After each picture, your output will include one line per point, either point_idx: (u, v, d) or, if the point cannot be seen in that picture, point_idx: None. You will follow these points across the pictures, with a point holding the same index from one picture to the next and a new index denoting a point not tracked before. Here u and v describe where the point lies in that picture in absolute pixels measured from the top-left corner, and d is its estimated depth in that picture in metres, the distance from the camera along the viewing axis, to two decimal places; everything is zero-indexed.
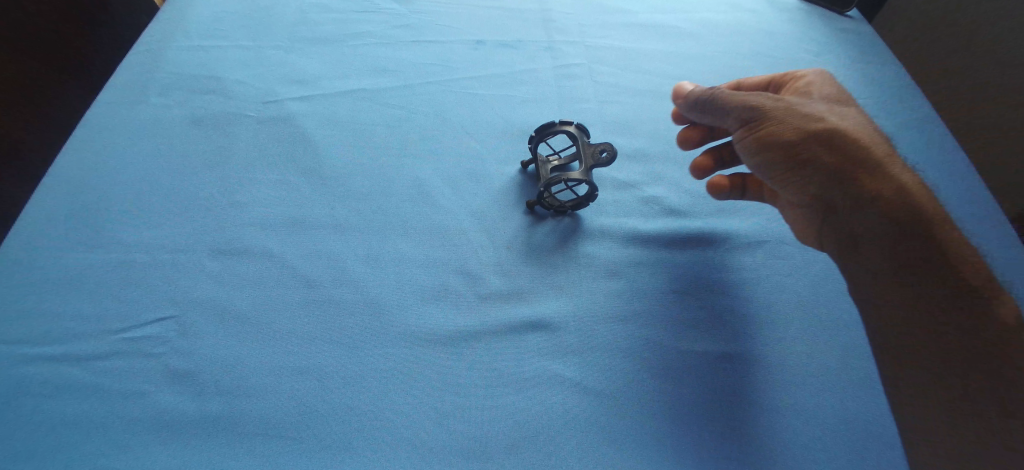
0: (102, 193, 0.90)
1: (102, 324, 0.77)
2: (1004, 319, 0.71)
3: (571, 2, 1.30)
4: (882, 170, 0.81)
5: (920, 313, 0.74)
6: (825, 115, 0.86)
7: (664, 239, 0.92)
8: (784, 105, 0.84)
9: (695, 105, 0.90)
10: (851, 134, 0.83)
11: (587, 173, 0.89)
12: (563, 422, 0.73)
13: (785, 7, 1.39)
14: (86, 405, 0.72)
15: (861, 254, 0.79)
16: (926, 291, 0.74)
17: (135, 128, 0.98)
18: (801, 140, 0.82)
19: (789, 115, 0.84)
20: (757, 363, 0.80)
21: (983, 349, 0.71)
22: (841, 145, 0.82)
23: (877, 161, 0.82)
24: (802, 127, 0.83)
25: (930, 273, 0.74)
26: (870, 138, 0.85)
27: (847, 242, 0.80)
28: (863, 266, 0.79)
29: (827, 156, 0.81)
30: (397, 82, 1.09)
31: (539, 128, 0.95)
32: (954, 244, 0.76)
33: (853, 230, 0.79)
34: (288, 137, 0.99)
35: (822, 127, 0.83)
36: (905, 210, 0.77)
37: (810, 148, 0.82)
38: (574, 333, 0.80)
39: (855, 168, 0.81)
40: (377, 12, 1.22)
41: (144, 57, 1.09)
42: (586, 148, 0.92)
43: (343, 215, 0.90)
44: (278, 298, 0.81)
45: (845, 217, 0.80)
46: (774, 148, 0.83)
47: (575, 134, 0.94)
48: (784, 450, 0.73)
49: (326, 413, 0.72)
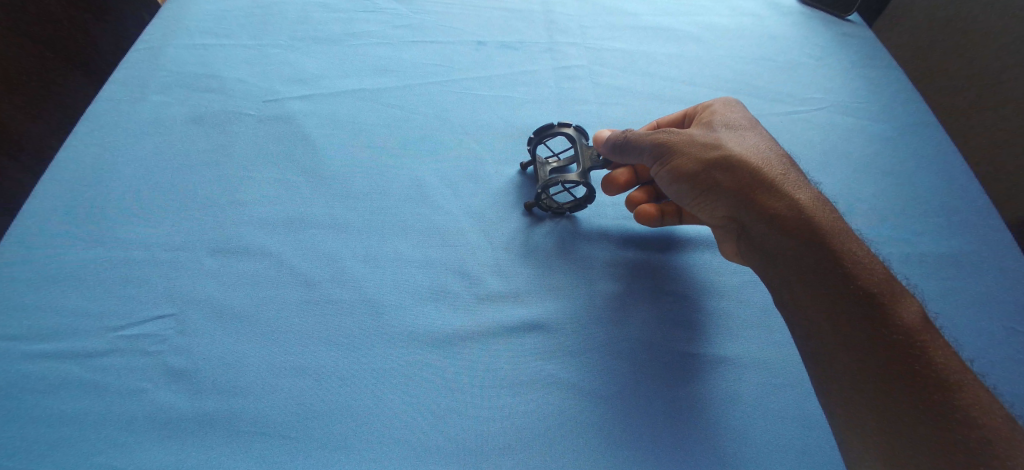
0: (102, 190, 0.90)
1: (101, 321, 0.78)
2: (925, 337, 0.68)
3: (573, 4, 1.30)
4: (780, 190, 0.79)
5: (844, 338, 0.70)
6: (724, 139, 0.84)
7: (662, 242, 0.92)
8: (684, 136, 0.84)
9: (612, 147, 0.87)
10: (747, 158, 0.82)
11: (587, 175, 0.91)
12: (558, 424, 0.73)
13: (787, 11, 1.39)
14: (83, 402, 0.72)
15: (782, 280, 0.77)
16: (841, 314, 0.71)
17: (136, 126, 0.98)
18: (699, 169, 0.81)
19: (681, 141, 0.83)
20: (753, 366, 0.80)
21: (915, 370, 0.67)
22: (742, 167, 0.81)
23: (780, 182, 0.80)
24: (698, 153, 0.82)
25: (842, 295, 0.72)
26: (765, 157, 0.83)
27: (770, 268, 0.79)
28: (781, 292, 0.77)
29: (727, 180, 0.80)
30: (398, 82, 1.10)
31: (537, 130, 0.95)
32: (862, 261, 0.74)
33: (771, 254, 0.78)
34: (288, 137, 1.00)
35: (719, 151, 0.82)
36: (804, 231, 0.76)
37: (710, 174, 0.81)
38: (571, 335, 0.80)
39: (754, 191, 0.79)
40: (379, 11, 1.22)
41: (146, 55, 1.09)
42: (584, 151, 0.94)
43: (342, 215, 0.91)
44: (276, 297, 0.82)
45: (761, 242, 0.79)
46: (684, 179, 0.82)
47: (574, 136, 0.93)
48: (779, 454, 0.74)
49: (323, 412, 0.73)
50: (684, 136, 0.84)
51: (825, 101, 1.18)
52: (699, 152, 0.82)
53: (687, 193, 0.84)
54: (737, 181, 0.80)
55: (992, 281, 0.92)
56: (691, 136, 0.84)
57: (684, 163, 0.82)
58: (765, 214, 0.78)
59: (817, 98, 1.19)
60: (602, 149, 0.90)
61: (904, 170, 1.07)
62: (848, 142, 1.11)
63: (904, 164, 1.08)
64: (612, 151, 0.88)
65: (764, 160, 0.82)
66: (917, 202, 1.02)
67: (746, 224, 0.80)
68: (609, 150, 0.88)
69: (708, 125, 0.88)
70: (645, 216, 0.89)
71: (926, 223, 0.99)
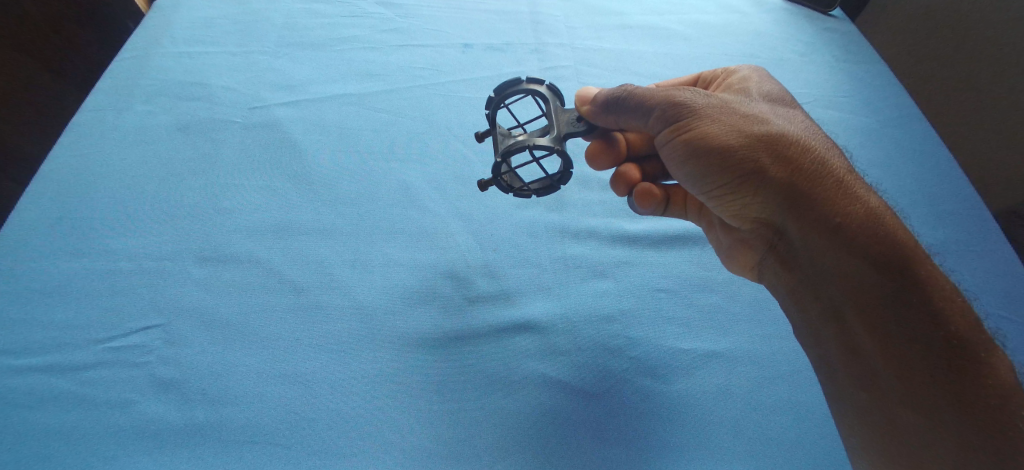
0: (86, 201, 0.89)
1: (88, 333, 0.77)
2: (1004, 376, 0.60)
3: (560, 5, 1.30)
4: (851, 192, 0.69)
5: (906, 362, 0.61)
6: (771, 118, 0.74)
7: (650, 239, 0.92)
8: (716, 103, 0.73)
9: (603, 105, 0.79)
10: (803, 145, 0.71)
11: (563, 142, 0.78)
12: (552, 424, 0.73)
13: (771, 7, 1.40)
14: (69, 416, 0.71)
15: (828, 290, 0.67)
16: (905, 337, 0.62)
17: (120, 136, 0.98)
18: (739, 145, 0.69)
19: (718, 114, 0.72)
20: (745, 360, 0.80)
21: (1001, 424, 0.58)
22: (794, 155, 0.70)
23: (837, 177, 0.70)
24: (740, 128, 0.70)
25: (910, 316, 0.62)
26: (816, 144, 0.73)
27: (811, 276, 0.69)
28: (825, 304, 0.68)
29: (774, 167, 0.69)
30: (384, 86, 1.09)
31: (497, 87, 0.82)
32: (935, 282, 0.64)
33: (817, 261, 0.68)
34: (274, 143, 0.99)
35: (768, 131, 0.71)
36: (869, 240, 0.66)
37: (751, 155, 0.69)
38: (562, 334, 0.80)
39: (809, 186, 0.68)
40: (365, 16, 1.22)
41: (130, 64, 1.09)
42: (560, 116, 0.82)
43: (331, 220, 0.90)
44: (267, 305, 0.81)
45: (804, 246, 0.69)
46: (713, 155, 0.70)
47: (546, 97, 0.81)
48: (774, 448, 0.74)
49: (314, 420, 0.72)
50: (721, 108, 0.73)
51: (810, 95, 1.19)
52: (741, 128, 0.70)
53: (711, 172, 0.72)
54: (787, 171, 0.69)
55: (979, 270, 0.92)
56: (730, 110, 0.73)
57: (721, 139, 0.70)
58: (818, 211, 0.67)
59: (802, 92, 1.20)
60: (600, 111, 0.79)
61: (889, 162, 1.08)
62: (834, 135, 1.12)
63: (889, 156, 1.09)
64: (619, 113, 0.78)
65: (815, 148, 0.72)
66: (902, 193, 1.03)
67: (785, 222, 0.70)
68: (609, 110, 0.78)
69: (746, 99, 0.77)
70: (648, 195, 0.85)
71: (911, 214, 1.00)
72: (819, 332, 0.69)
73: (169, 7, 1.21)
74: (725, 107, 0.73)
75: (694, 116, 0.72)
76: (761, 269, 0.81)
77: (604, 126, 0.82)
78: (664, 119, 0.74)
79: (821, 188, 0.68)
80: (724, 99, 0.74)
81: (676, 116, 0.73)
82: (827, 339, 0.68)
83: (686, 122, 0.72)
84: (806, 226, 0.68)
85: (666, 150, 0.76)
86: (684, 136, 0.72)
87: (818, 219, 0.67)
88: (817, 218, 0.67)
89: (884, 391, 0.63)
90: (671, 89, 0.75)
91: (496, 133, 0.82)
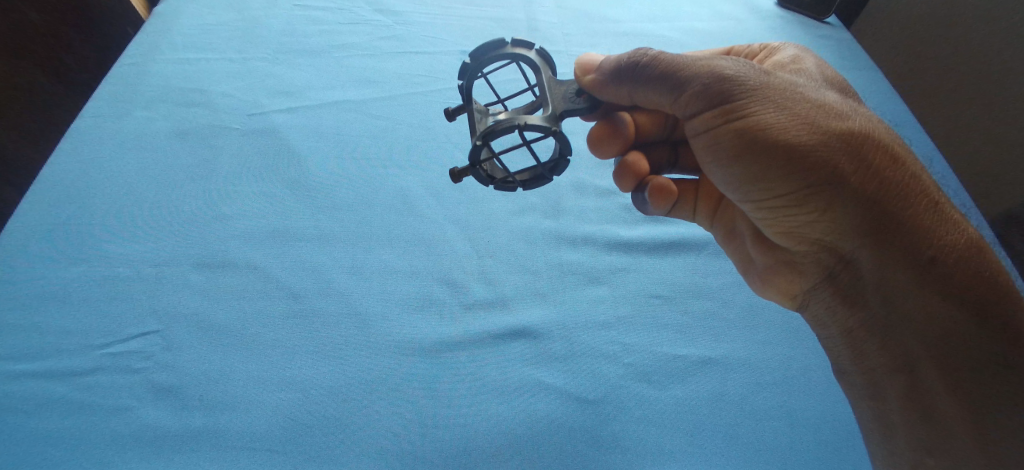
0: (84, 207, 0.90)
1: (86, 339, 0.77)
2: None
3: (556, 12, 1.32)
4: (943, 216, 0.61)
5: (981, 415, 0.56)
6: (848, 114, 0.63)
7: (645, 246, 0.93)
8: (780, 87, 0.63)
9: (624, 71, 0.69)
10: (887, 152, 0.61)
11: (557, 121, 0.70)
12: (547, 429, 0.73)
13: (766, 14, 1.42)
14: (66, 421, 0.71)
15: (900, 331, 0.61)
16: (990, 396, 0.56)
17: (119, 142, 0.98)
18: (812, 144, 0.59)
19: (781, 100, 0.62)
20: (739, 367, 0.81)
21: None
22: (876, 164, 0.60)
23: (925, 198, 0.61)
24: (810, 121, 0.60)
25: (999, 373, 0.56)
26: (902, 154, 0.63)
27: (882, 314, 0.62)
28: (894, 342, 0.62)
29: (853, 175, 0.59)
30: (382, 93, 1.10)
31: (474, 53, 0.74)
32: None
33: (892, 297, 0.60)
34: (273, 149, 1.00)
35: (845, 129, 0.61)
36: (961, 277, 0.58)
37: (827, 158, 0.59)
38: (558, 340, 0.81)
39: (894, 206, 0.59)
40: (363, 23, 1.23)
41: (130, 70, 1.10)
42: (554, 91, 0.74)
43: (328, 226, 0.91)
44: (263, 310, 0.82)
45: (876, 277, 0.61)
46: (778, 152, 0.60)
47: (538, 70, 0.74)
48: (767, 454, 0.74)
49: (311, 425, 0.72)
50: (787, 95, 0.62)
51: None
52: (814, 123, 0.60)
53: (769, 173, 0.62)
54: (869, 186, 0.59)
55: None
56: (797, 97, 0.62)
57: (785, 132, 0.60)
58: (904, 235, 0.59)
59: None
60: (608, 79, 0.71)
61: None
62: None
63: None
64: (639, 86, 0.69)
65: (901, 158, 0.62)
66: None
67: (856, 249, 0.62)
68: (621, 77, 0.70)
69: (813, 86, 0.67)
70: (662, 192, 0.80)
71: None
72: (876, 380, 0.65)
73: (169, 14, 1.22)
74: (790, 93, 0.63)
75: (750, 98, 0.62)
76: (808, 296, 0.73)
77: (609, 99, 0.73)
78: (709, 96, 0.63)
79: (907, 212, 0.59)
80: (788, 82, 0.64)
81: (727, 95, 0.62)
82: (886, 383, 0.64)
83: (740, 105, 0.62)
84: (884, 256, 0.59)
85: (706, 136, 0.66)
86: (735, 122, 0.62)
87: (901, 250, 0.59)
88: (900, 247, 0.59)
89: (955, 452, 0.58)
90: (718, 60, 0.65)
91: (472, 110, 0.74)
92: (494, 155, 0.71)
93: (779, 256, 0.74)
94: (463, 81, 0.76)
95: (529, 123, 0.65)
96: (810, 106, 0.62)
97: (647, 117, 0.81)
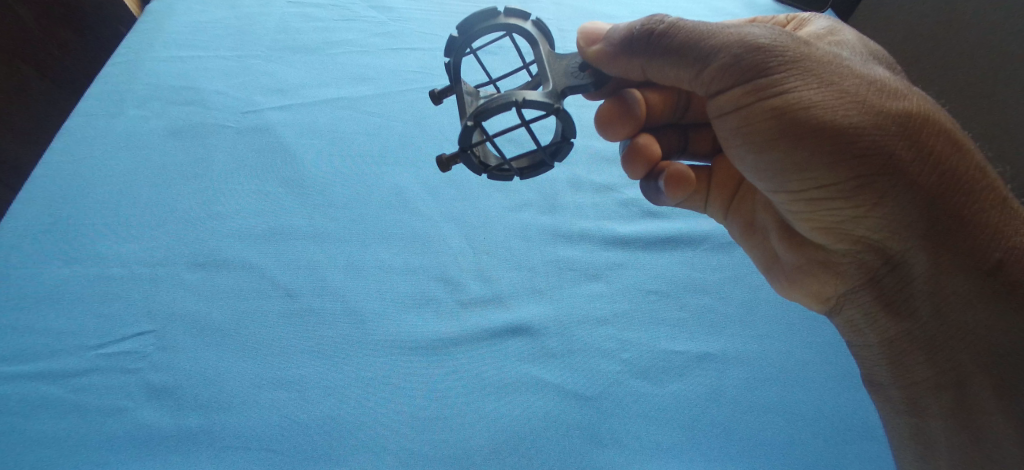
0: (77, 207, 0.89)
1: (80, 339, 0.77)
2: None
3: (552, 8, 1.31)
4: (1011, 215, 0.55)
5: None
6: (904, 92, 0.56)
7: (643, 241, 0.92)
8: (826, 59, 0.55)
9: (634, 42, 0.61)
10: (950, 138, 0.55)
11: (559, 99, 0.63)
12: (546, 427, 0.73)
13: (763, 10, 1.42)
14: (61, 423, 0.71)
15: (949, 343, 0.56)
16: None
17: (113, 142, 0.97)
18: (863, 128, 0.53)
19: (827, 74, 0.54)
20: (737, 362, 0.80)
21: None
22: (937, 152, 0.54)
23: (992, 191, 0.55)
24: (861, 100, 0.53)
25: None
26: (965, 140, 0.57)
27: (930, 325, 0.57)
28: (944, 356, 0.57)
29: (910, 166, 0.53)
30: (377, 90, 1.09)
31: (462, 26, 0.66)
32: None
33: (945, 309, 0.55)
34: (269, 147, 0.99)
35: (902, 110, 0.54)
36: None
37: (882, 145, 0.53)
38: (555, 337, 0.80)
39: (956, 203, 0.54)
40: (358, 20, 1.22)
41: (121, 68, 1.09)
42: (555, 66, 0.66)
43: (323, 224, 0.90)
44: (257, 310, 0.81)
45: (929, 280, 0.56)
46: (824, 137, 0.53)
47: (535, 41, 0.66)
48: (767, 449, 0.74)
49: (306, 425, 0.72)
50: (832, 68, 0.55)
51: None
52: (867, 102, 0.53)
53: (811, 162, 0.55)
54: (928, 180, 0.53)
55: None
56: (845, 70, 0.55)
57: (832, 112, 0.53)
58: (966, 236, 0.53)
59: None
60: (618, 50, 0.63)
61: None
62: None
63: None
64: (656, 58, 0.61)
65: (965, 146, 0.55)
66: None
67: (909, 249, 0.56)
68: (631, 49, 0.62)
69: (859, 60, 0.60)
70: (680, 180, 0.73)
71: None
72: (914, 395, 0.61)
73: (162, 11, 1.21)
74: (836, 65, 0.55)
75: (789, 70, 0.54)
76: (841, 299, 0.67)
77: (615, 74, 0.66)
78: (741, 69, 0.55)
79: (969, 208, 0.54)
80: (832, 53, 0.56)
81: (762, 69, 0.55)
82: (926, 397, 0.60)
83: (777, 79, 0.54)
84: (941, 261, 0.54)
85: (737, 116, 0.58)
86: (772, 100, 0.55)
87: (960, 254, 0.54)
88: (959, 249, 0.54)
89: None
90: (749, 28, 0.57)
91: (461, 92, 0.67)
92: (488, 141, 0.64)
93: (812, 255, 0.67)
94: (450, 60, 0.68)
95: (528, 100, 0.58)
96: (860, 82, 0.55)
97: (659, 96, 0.75)
